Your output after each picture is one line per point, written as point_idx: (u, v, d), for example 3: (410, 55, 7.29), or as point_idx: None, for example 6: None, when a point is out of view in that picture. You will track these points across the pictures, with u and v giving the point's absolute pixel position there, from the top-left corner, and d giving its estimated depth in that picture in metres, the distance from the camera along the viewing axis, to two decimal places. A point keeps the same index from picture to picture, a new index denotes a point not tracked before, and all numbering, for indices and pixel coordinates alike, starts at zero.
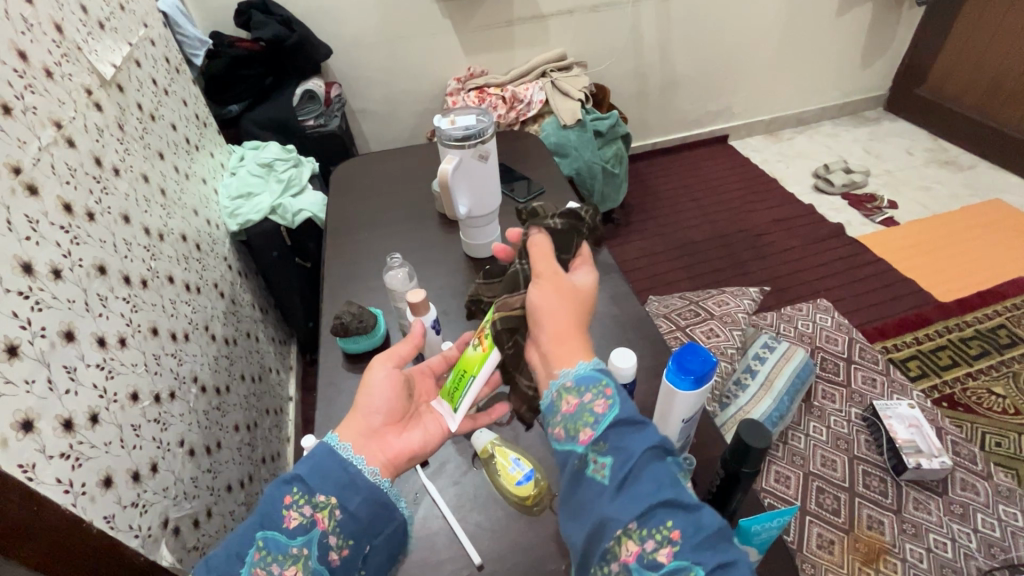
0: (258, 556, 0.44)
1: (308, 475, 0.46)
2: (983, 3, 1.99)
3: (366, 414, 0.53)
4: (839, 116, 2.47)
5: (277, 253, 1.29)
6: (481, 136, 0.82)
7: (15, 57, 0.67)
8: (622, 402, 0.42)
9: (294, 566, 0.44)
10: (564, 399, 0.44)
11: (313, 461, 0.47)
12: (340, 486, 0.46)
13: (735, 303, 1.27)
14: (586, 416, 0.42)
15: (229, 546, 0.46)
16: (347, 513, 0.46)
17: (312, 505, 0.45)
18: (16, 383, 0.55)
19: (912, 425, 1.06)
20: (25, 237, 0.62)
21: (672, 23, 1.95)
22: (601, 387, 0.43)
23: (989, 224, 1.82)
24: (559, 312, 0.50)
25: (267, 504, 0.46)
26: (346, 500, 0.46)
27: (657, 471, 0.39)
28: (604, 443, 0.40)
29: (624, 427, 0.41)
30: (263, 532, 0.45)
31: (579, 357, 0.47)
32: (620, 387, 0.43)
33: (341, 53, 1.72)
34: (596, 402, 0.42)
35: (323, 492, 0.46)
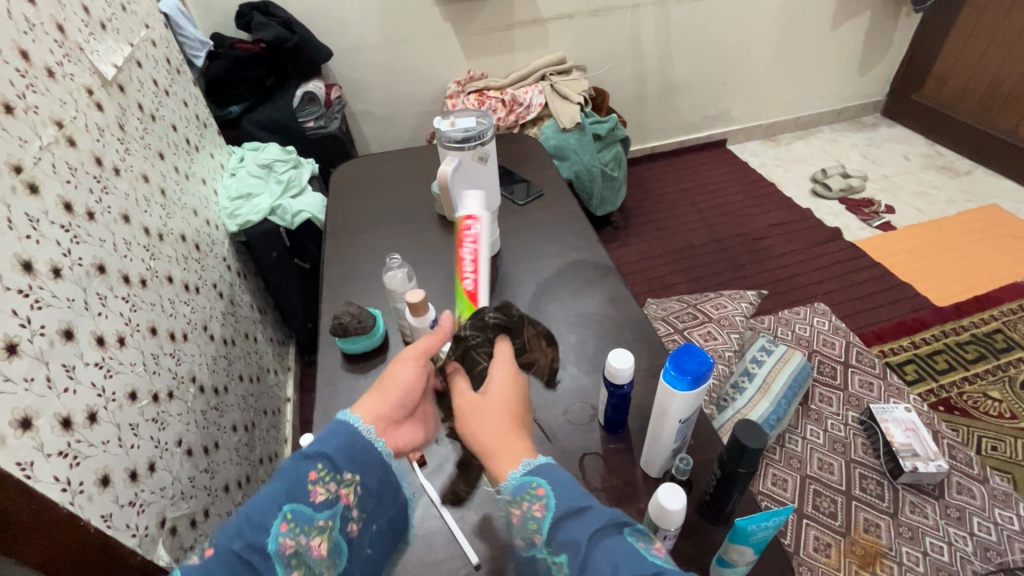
0: (285, 527, 0.44)
1: (337, 453, 0.48)
2: (981, 8, 2.00)
3: (390, 401, 0.52)
4: (837, 121, 2.48)
5: (276, 253, 1.29)
6: (480, 138, 0.82)
7: (18, 56, 0.67)
8: (557, 497, 0.43)
9: (320, 538, 0.45)
10: (511, 512, 0.45)
11: (339, 439, 0.49)
12: (362, 466, 0.49)
13: (732, 305, 1.28)
14: (532, 522, 0.44)
15: (249, 517, 0.44)
16: (364, 491, 0.49)
17: (337, 481, 0.47)
18: (15, 381, 0.55)
19: (908, 428, 1.06)
20: (25, 236, 0.62)
21: (672, 28, 1.96)
22: (533, 490, 0.44)
23: (985, 229, 1.83)
24: (481, 434, 0.49)
25: (291, 477, 0.46)
26: (365, 479, 0.49)
27: (608, 548, 0.39)
28: (554, 543, 0.42)
29: (563, 523, 0.42)
30: (291, 503, 0.44)
31: (510, 465, 0.46)
32: (552, 481, 0.44)
33: (342, 55, 1.72)
34: (533, 506, 0.44)
35: (348, 471, 0.48)
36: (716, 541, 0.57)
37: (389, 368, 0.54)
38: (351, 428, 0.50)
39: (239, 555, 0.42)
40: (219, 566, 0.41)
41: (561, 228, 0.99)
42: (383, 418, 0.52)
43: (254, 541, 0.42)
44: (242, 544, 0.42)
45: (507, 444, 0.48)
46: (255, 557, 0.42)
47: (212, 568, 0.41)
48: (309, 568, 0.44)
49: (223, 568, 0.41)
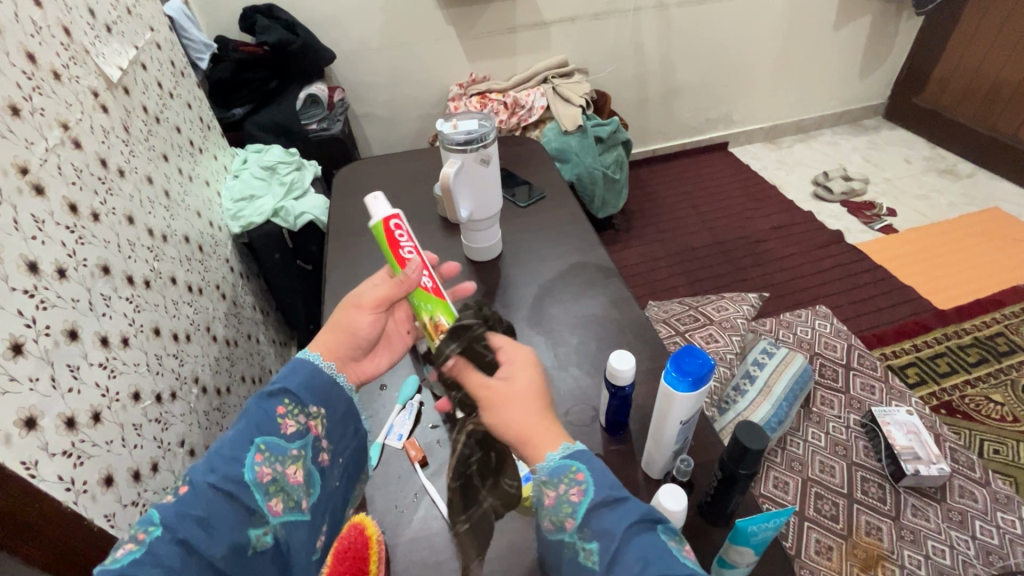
0: (259, 458, 0.48)
1: (299, 389, 0.52)
2: (983, 11, 2.00)
3: (348, 346, 0.57)
4: (839, 124, 2.48)
5: (279, 255, 1.30)
6: (482, 140, 0.82)
7: (25, 59, 0.68)
8: (596, 485, 0.42)
9: (295, 465, 0.50)
10: (543, 493, 0.44)
11: (301, 376, 0.53)
12: (325, 400, 0.53)
13: (733, 308, 1.28)
14: (566, 506, 0.43)
15: (224, 451, 0.48)
16: (328, 422, 0.53)
17: (305, 414, 0.52)
18: (20, 381, 0.56)
19: (909, 431, 1.06)
20: (31, 236, 0.62)
21: (673, 31, 1.97)
22: (573, 475, 0.43)
23: (987, 232, 1.83)
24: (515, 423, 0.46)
25: (258, 415, 0.50)
26: (329, 412, 0.54)
27: (642, 543, 0.40)
28: (587, 530, 0.41)
29: (599, 512, 0.41)
30: (262, 437, 0.49)
31: (550, 446, 0.44)
32: (592, 468, 0.43)
33: (345, 58, 1.73)
34: (570, 490, 0.42)
35: (313, 404, 0.52)
36: (717, 542, 0.57)
37: (345, 316, 0.57)
38: (310, 365, 0.54)
39: (216, 487, 0.46)
40: (197, 497, 0.45)
41: (563, 230, 0.99)
42: (341, 357, 0.57)
43: (231, 472, 0.47)
44: (216, 477, 0.46)
45: (542, 429, 0.45)
46: (233, 488, 0.46)
47: (191, 500, 0.45)
48: (287, 494, 0.49)
49: (201, 500, 0.45)
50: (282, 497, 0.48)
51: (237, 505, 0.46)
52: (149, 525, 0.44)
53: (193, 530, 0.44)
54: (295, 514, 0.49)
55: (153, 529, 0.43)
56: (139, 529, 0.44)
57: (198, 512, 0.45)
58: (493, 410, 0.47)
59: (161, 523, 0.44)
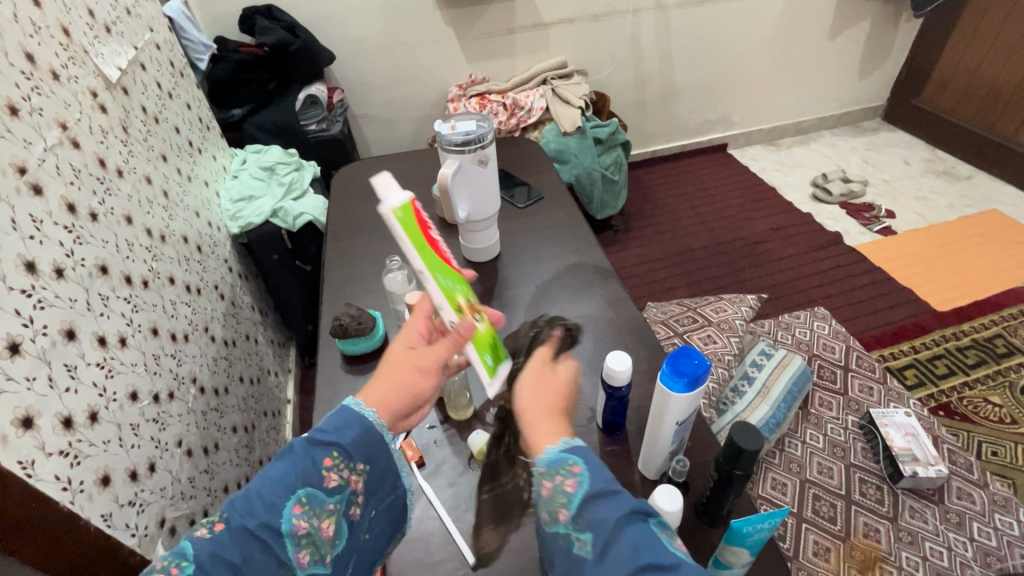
0: (297, 509, 0.44)
1: (350, 442, 0.48)
2: (981, 14, 2.00)
3: (403, 406, 0.52)
4: (838, 126, 2.48)
5: (277, 256, 1.30)
6: (481, 141, 0.83)
7: (23, 59, 0.68)
8: (590, 476, 0.42)
9: (329, 521, 0.46)
10: (538, 483, 0.43)
11: (353, 428, 0.49)
12: (372, 456, 0.49)
13: (732, 310, 1.28)
14: (560, 497, 0.42)
15: (263, 497, 0.44)
16: (370, 478, 0.50)
17: (349, 469, 0.48)
18: (17, 381, 0.56)
19: (908, 433, 1.06)
20: (28, 236, 0.63)
21: (672, 33, 1.97)
22: (568, 466, 0.42)
23: (986, 234, 1.84)
24: (536, 397, 0.49)
25: (304, 461, 0.46)
26: (373, 467, 0.50)
27: (634, 534, 0.38)
28: (580, 520, 0.40)
29: (592, 502, 0.40)
30: (306, 487, 0.45)
31: (551, 438, 0.45)
32: (587, 460, 0.43)
33: (344, 59, 1.73)
34: (565, 480, 0.42)
35: (360, 458, 0.49)
36: (713, 543, 0.57)
37: (408, 374, 0.52)
38: (365, 420, 0.49)
39: (253, 532, 0.43)
40: (232, 541, 0.42)
41: (561, 230, 1.00)
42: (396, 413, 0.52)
43: (269, 522, 0.43)
44: (256, 523, 0.43)
45: (551, 416, 0.47)
46: (268, 537, 0.43)
47: (224, 541, 0.42)
48: (317, 548, 0.45)
49: (236, 544, 0.42)
50: (311, 550, 0.45)
51: (268, 555, 0.43)
52: (183, 559, 0.41)
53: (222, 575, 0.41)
54: (319, 569, 0.45)
55: (186, 565, 0.41)
56: (173, 562, 0.41)
57: (230, 557, 0.42)
58: (534, 371, 0.52)
59: (193, 559, 0.41)
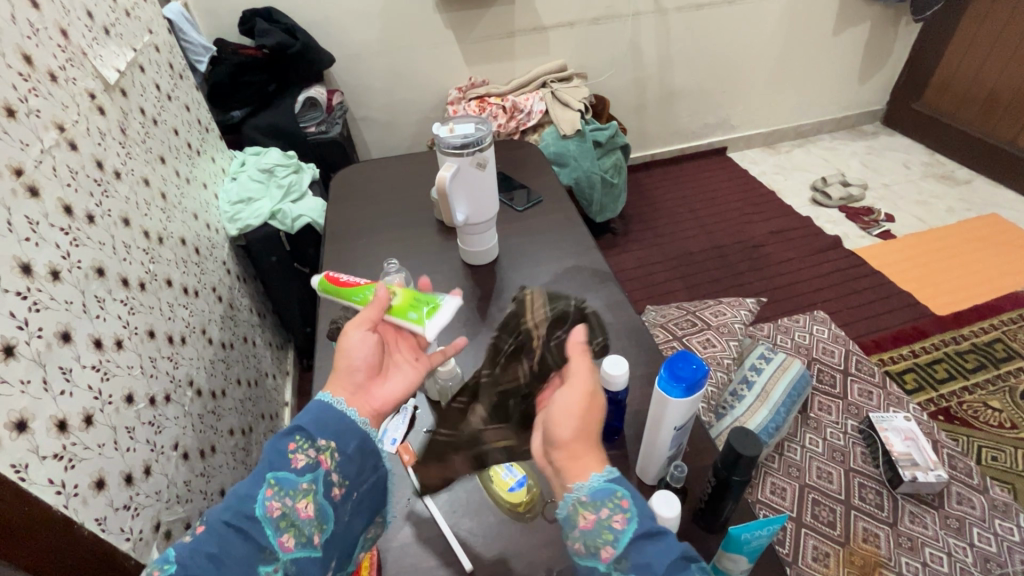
0: (269, 493, 0.45)
1: (309, 423, 0.49)
2: (980, 18, 2.01)
3: (348, 370, 0.54)
4: (837, 130, 2.48)
5: (275, 257, 1.30)
6: (480, 144, 0.82)
7: (21, 60, 0.68)
8: (638, 514, 0.42)
9: (306, 501, 0.46)
10: (580, 513, 0.43)
11: (311, 411, 0.50)
12: (338, 432, 0.49)
13: (731, 313, 1.27)
14: (606, 533, 0.42)
15: (235, 490, 0.46)
16: (348, 454, 0.49)
17: (315, 448, 0.48)
18: (12, 383, 0.56)
19: (907, 438, 1.07)
20: (24, 238, 0.62)
21: (672, 38, 1.98)
22: (618, 500, 0.43)
23: (985, 238, 1.83)
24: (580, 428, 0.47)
25: (270, 451, 0.48)
26: (342, 445, 0.50)
27: None
28: (625, 561, 0.41)
29: (641, 542, 0.41)
30: (272, 472, 0.46)
31: (592, 465, 0.45)
32: (636, 496, 0.43)
33: (344, 62, 1.74)
34: (613, 517, 0.42)
35: (324, 436, 0.49)
36: (711, 550, 0.57)
37: (339, 341, 0.57)
38: (326, 403, 0.51)
39: (225, 522, 0.44)
40: (210, 535, 0.44)
41: (559, 233, 0.99)
42: (351, 389, 0.53)
43: (240, 509, 0.44)
44: (228, 514, 0.44)
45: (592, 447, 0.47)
46: (243, 524, 0.44)
47: (203, 538, 0.44)
48: (299, 530, 0.45)
49: (213, 537, 0.43)
50: (294, 533, 0.45)
51: (248, 541, 0.44)
52: (166, 563, 0.43)
53: (204, 567, 0.42)
54: (307, 551, 0.45)
55: (168, 567, 0.42)
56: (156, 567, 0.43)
57: (208, 548, 0.43)
58: (580, 392, 0.49)
59: (175, 560, 0.43)
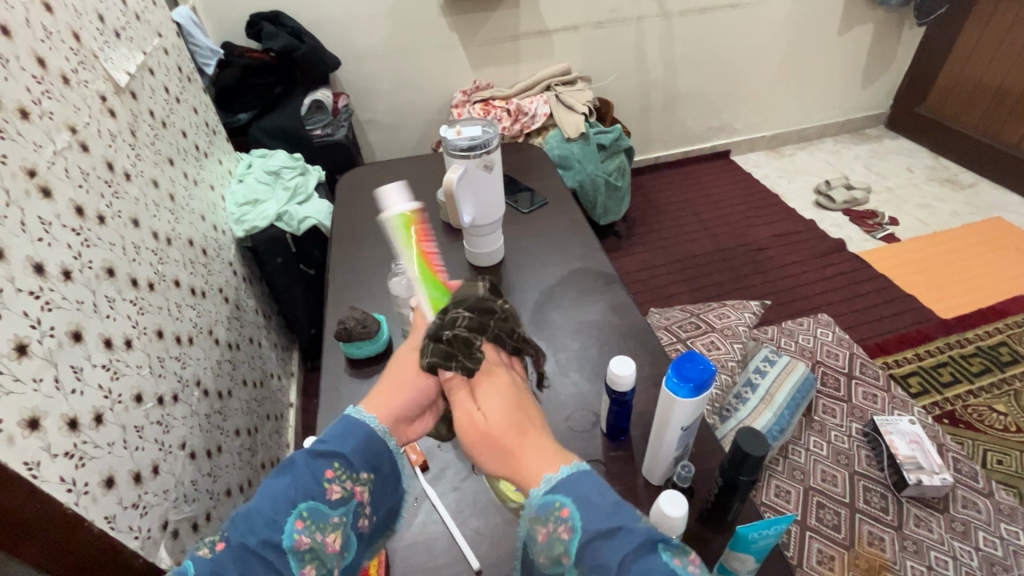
0: (299, 523, 0.45)
1: (353, 453, 0.48)
2: (984, 22, 2.01)
3: (402, 399, 0.52)
4: (840, 133, 2.49)
5: (281, 259, 1.31)
6: (485, 147, 0.84)
7: (35, 63, 0.69)
8: (580, 518, 0.39)
9: (334, 534, 0.46)
10: (532, 528, 0.41)
11: (356, 439, 0.48)
12: (376, 465, 0.49)
13: (735, 315, 1.28)
14: (559, 544, 0.39)
15: (262, 513, 0.44)
16: (377, 483, 0.50)
17: (352, 479, 0.48)
18: (25, 381, 0.56)
19: (912, 441, 1.05)
20: (37, 238, 0.63)
21: (675, 42, 1.99)
22: (556, 511, 0.40)
23: (990, 242, 1.83)
24: (490, 456, 0.43)
25: (305, 476, 0.46)
26: (376, 476, 0.50)
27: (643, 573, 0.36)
28: (583, 566, 0.38)
29: (589, 547, 0.38)
30: (306, 502, 0.45)
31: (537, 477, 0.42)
32: (573, 499, 0.39)
33: (350, 65, 1.75)
34: (559, 528, 0.39)
35: (364, 468, 0.48)
36: (716, 551, 0.57)
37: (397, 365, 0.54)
38: (359, 423, 0.49)
39: (252, 550, 0.43)
40: (234, 560, 0.43)
41: (564, 236, 1.00)
42: (397, 418, 0.52)
43: (269, 537, 0.43)
44: (255, 541, 0.43)
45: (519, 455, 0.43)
46: (269, 554, 0.43)
47: (225, 560, 0.43)
48: (322, 562, 0.45)
49: (236, 563, 0.43)
50: (316, 566, 0.45)
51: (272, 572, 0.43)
52: None
53: None
54: None
55: None
56: None
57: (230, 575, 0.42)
58: (475, 432, 0.44)
59: None
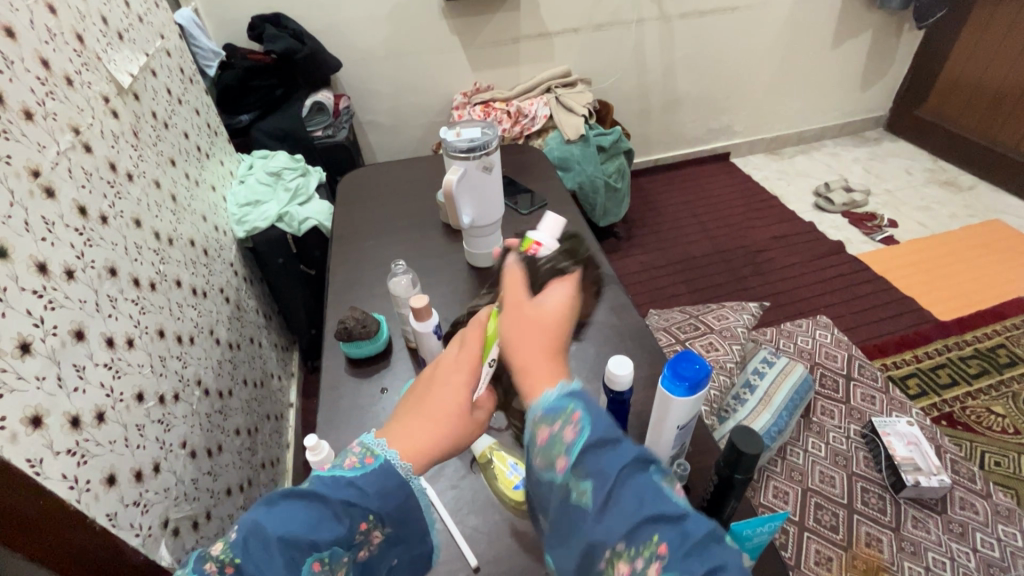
0: (317, 567, 0.39)
1: (387, 510, 0.44)
2: (982, 26, 2.02)
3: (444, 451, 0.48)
4: (839, 136, 2.49)
5: (282, 259, 1.31)
6: (485, 148, 0.84)
7: (39, 65, 0.70)
8: (590, 422, 0.39)
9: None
10: (537, 430, 0.41)
11: (393, 497, 0.44)
12: (401, 523, 0.45)
13: (733, 317, 1.28)
14: (559, 445, 0.39)
15: (283, 547, 0.38)
16: (396, 542, 0.46)
17: (377, 530, 0.44)
18: (28, 379, 0.57)
19: (911, 442, 1.06)
20: (41, 238, 0.64)
21: (675, 44, 1.99)
22: (568, 413, 0.40)
23: (989, 244, 1.84)
24: (522, 346, 0.48)
25: (337, 518, 0.41)
26: (398, 532, 0.46)
27: (639, 483, 0.36)
28: (579, 469, 0.37)
29: (592, 450, 0.38)
30: (333, 548, 0.40)
31: (545, 386, 0.44)
32: (587, 406, 0.41)
33: (351, 67, 1.75)
34: (565, 428, 0.40)
35: (390, 523, 0.44)
36: None
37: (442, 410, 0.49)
38: (401, 479, 0.45)
39: None
40: None
41: None
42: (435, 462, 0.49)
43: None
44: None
45: (543, 362, 0.46)
46: None
47: None
48: None
49: None
50: None
51: None
52: None
53: None
54: None
55: None
56: None
57: None
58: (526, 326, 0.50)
59: None
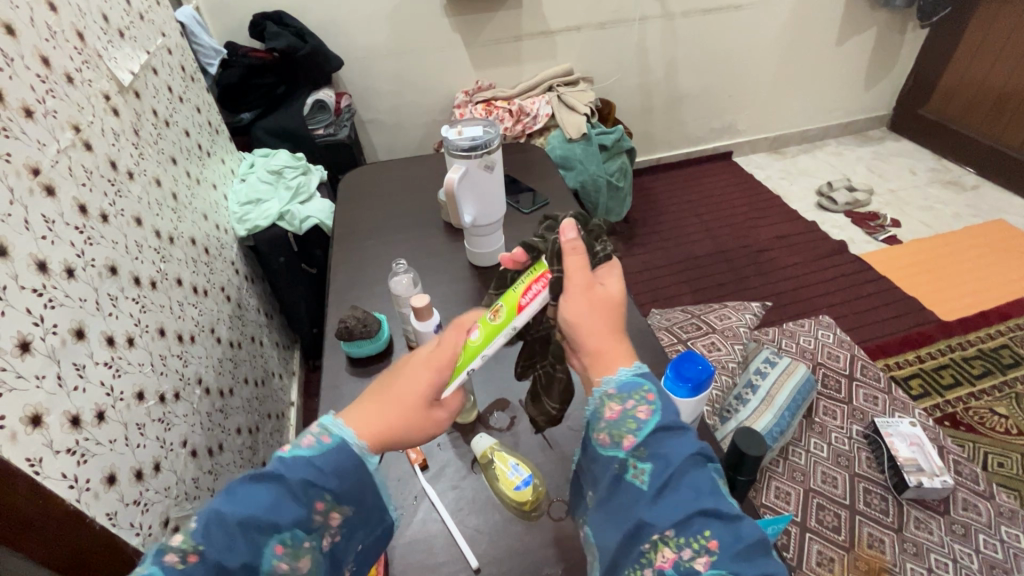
0: (279, 549, 0.40)
1: (344, 487, 0.43)
2: (987, 26, 2.01)
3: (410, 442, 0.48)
4: (843, 135, 2.48)
5: (283, 258, 1.31)
6: (487, 147, 0.83)
7: (39, 62, 0.69)
8: (663, 409, 0.44)
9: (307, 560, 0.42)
10: (607, 405, 0.44)
11: (348, 474, 0.43)
12: (360, 500, 0.45)
13: (735, 317, 1.28)
14: (630, 422, 0.43)
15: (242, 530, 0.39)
16: (358, 519, 0.46)
17: (336, 509, 0.44)
18: (27, 378, 0.57)
19: (913, 443, 1.05)
20: (40, 236, 0.63)
21: (678, 42, 1.99)
22: (644, 393, 0.44)
23: (992, 244, 1.83)
24: (591, 322, 0.49)
25: (295, 499, 0.41)
26: (359, 509, 0.45)
27: (697, 475, 0.41)
28: (645, 450, 0.42)
29: (661, 434, 0.42)
30: (292, 529, 0.41)
31: (620, 362, 0.47)
32: (661, 391, 0.45)
33: (352, 65, 1.75)
34: (639, 407, 0.43)
35: (349, 503, 0.44)
36: None
37: (402, 403, 0.47)
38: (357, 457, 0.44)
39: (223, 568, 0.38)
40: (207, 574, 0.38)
41: None
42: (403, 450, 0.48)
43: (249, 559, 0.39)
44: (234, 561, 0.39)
45: (612, 342, 0.48)
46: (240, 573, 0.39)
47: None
48: None
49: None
50: None
51: None
52: None
53: None
54: None
55: None
56: None
57: None
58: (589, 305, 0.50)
59: None
